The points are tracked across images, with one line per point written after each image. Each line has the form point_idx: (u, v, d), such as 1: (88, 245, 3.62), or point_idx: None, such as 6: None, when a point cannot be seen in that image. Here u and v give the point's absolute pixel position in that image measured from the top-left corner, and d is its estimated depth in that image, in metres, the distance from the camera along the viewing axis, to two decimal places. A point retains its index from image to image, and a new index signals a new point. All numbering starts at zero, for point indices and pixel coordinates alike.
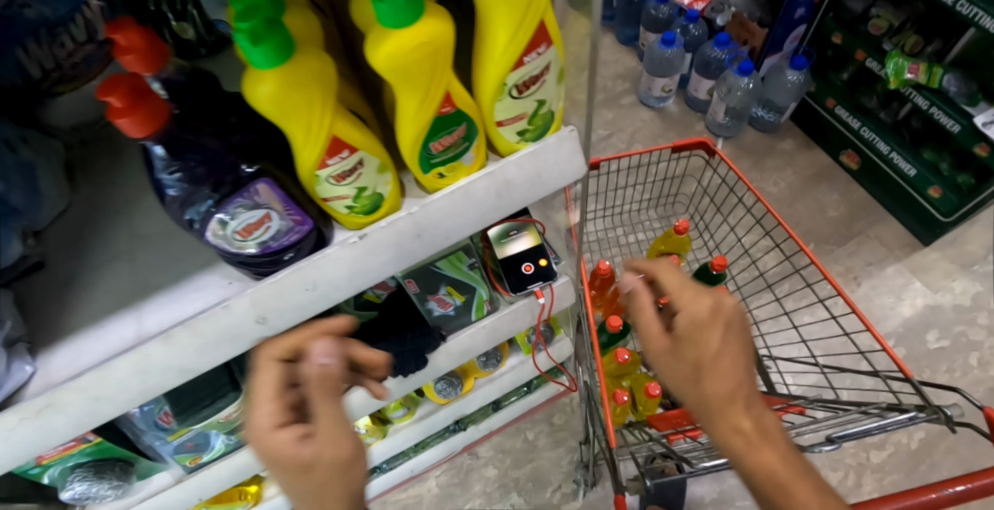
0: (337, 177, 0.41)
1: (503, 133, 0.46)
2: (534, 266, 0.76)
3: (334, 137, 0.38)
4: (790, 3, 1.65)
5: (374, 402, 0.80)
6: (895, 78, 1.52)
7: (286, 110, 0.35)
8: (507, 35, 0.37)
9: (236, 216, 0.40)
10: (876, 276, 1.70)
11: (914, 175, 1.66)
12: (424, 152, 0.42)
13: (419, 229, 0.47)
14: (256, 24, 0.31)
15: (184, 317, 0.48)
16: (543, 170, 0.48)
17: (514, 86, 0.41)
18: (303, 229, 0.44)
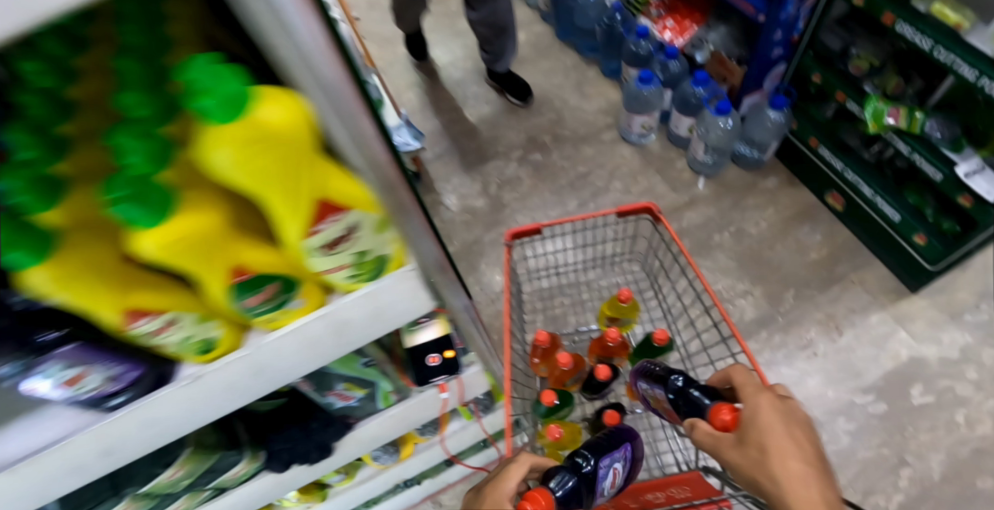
0: (148, 331, 0.42)
1: (332, 278, 0.45)
2: (440, 357, 0.75)
3: (128, 306, 0.39)
4: (765, 44, 1.61)
5: (284, 484, 0.80)
6: (875, 123, 1.47)
7: (68, 295, 0.36)
8: (289, 213, 0.36)
9: (53, 374, 0.41)
10: (858, 324, 1.64)
11: (899, 220, 1.59)
12: (237, 307, 0.42)
13: (254, 370, 0.47)
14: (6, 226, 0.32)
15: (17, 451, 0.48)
16: (384, 308, 0.48)
17: (320, 248, 0.40)
18: (129, 377, 0.45)
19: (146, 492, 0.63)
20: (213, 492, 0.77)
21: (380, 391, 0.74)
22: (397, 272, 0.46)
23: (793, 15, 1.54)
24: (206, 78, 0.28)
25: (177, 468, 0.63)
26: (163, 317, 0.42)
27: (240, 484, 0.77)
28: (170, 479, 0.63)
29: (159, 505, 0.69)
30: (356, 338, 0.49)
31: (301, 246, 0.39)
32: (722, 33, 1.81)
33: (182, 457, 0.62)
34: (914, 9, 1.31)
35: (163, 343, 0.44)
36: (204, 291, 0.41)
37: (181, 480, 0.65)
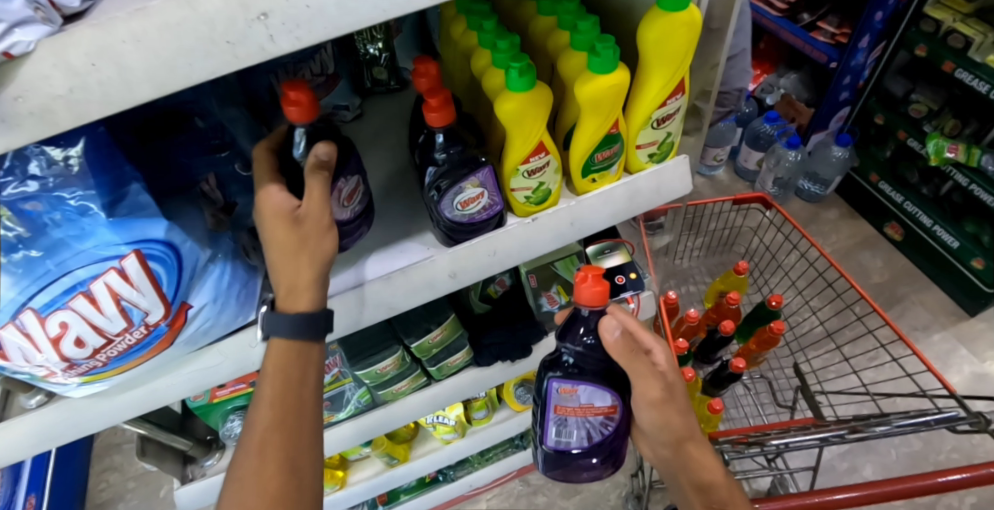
0: (530, 172, 0.59)
1: (639, 155, 0.64)
2: (625, 278, 0.91)
3: (539, 143, 0.57)
4: (835, 87, 1.85)
5: (481, 382, 0.94)
6: (937, 156, 1.68)
7: (520, 123, 0.54)
8: (661, 85, 0.57)
9: (463, 192, 0.57)
10: (923, 341, 1.76)
11: (957, 246, 1.77)
12: (589, 161, 0.61)
13: (572, 219, 0.65)
14: (525, 62, 0.51)
15: (393, 267, 0.64)
16: (663, 184, 0.67)
17: (656, 120, 0.60)
18: (495, 209, 0.61)
19: (415, 348, 0.78)
20: (426, 381, 0.92)
21: (578, 300, 0.91)
22: (676, 158, 0.67)
23: (861, 63, 1.79)
24: None
25: (441, 330, 0.78)
26: (543, 160, 0.59)
27: (450, 375, 0.91)
28: (431, 341, 0.79)
29: (403, 373, 0.84)
30: (638, 206, 0.67)
31: (649, 114, 0.59)
32: (793, 79, 2.06)
33: (447, 320, 0.79)
34: (971, 59, 1.54)
35: (525, 188, 0.61)
36: (575, 145, 0.59)
37: (434, 347, 0.80)
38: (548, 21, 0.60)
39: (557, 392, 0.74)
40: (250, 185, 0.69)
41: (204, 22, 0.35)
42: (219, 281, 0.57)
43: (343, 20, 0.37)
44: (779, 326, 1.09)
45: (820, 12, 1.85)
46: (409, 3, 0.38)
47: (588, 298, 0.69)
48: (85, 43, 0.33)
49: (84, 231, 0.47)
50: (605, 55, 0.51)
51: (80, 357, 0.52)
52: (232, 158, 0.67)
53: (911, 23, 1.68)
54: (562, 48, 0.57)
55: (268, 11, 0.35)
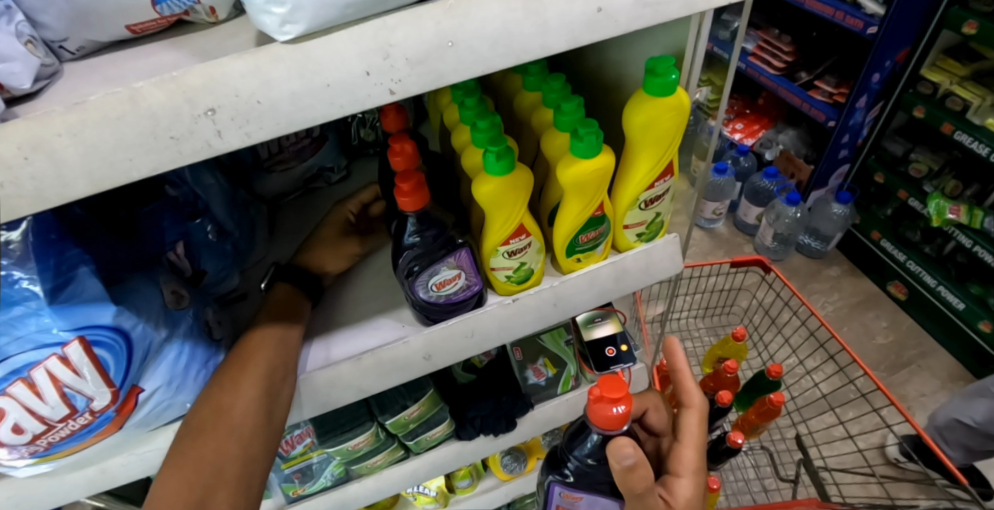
0: (511, 252, 0.56)
1: (626, 234, 0.62)
2: (616, 349, 0.88)
3: (520, 225, 0.54)
4: (834, 145, 1.85)
5: (462, 457, 0.88)
6: (938, 217, 1.66)
7: (499, 205, 0.51)
8: (648, 168, 0.54)
9: (439, 273, 0.54)
10: (931, 407, 1.69)
11: (963, 308, 1.72)
12: (573, 242, 0.58)
13: (555, 300, 0.61)
14: (502, 146, 0.48)
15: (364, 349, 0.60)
16: (652, 263, 0.63)
17: (644, 201, 0.58)
18: (473, 289, 0.58)
19: (391, 425, 0.74)
20: (403, 454, 0.87)
21: (566, 373, 0.86)
22: (666, 237, 0.64)
23: (860, 122, 1.80)
24: (664, 66, 0.48)
25: (418, 406, 0.74)
26: (524, 242, 0.56)
27: (428, 449, 0.86)
28: (407, 418, 0.74)
29: (378, 448, 0.79)
30: (627, 286, 0.64)
31: (638, 196, 0.57)
32: (792, 136, 2.07)
33: (425, 397, 0.74)
34: (970, 121, 1.54)
35: (506, 267, 0.58)
36: (559, 225, 0.57)
37: (411, 422, 0.76)
38: (534, 97, 0.58)
39: (558, 496, 0.64)
40: (224, 252, 0.66)
41: (147, 118, 0.32)
42: (175, 361, 0.53)
43: (298, 116, 0.34)
44: (776, 400, 1.03)
45: (817, 70, 1.86)
46: (371, 98, 0.35)
47: (601, 423, 0.56)
48: (17, 136, 0.31)
49: (22, 316, 0.44)
50: (588, 140, 0.49)
51: (17, 444, 0.48)
52: (205, 224, 0.64)
53: (908, 85, 1.69)
54: (547, 126, 0.55)
55: (216, 106, 0.32)
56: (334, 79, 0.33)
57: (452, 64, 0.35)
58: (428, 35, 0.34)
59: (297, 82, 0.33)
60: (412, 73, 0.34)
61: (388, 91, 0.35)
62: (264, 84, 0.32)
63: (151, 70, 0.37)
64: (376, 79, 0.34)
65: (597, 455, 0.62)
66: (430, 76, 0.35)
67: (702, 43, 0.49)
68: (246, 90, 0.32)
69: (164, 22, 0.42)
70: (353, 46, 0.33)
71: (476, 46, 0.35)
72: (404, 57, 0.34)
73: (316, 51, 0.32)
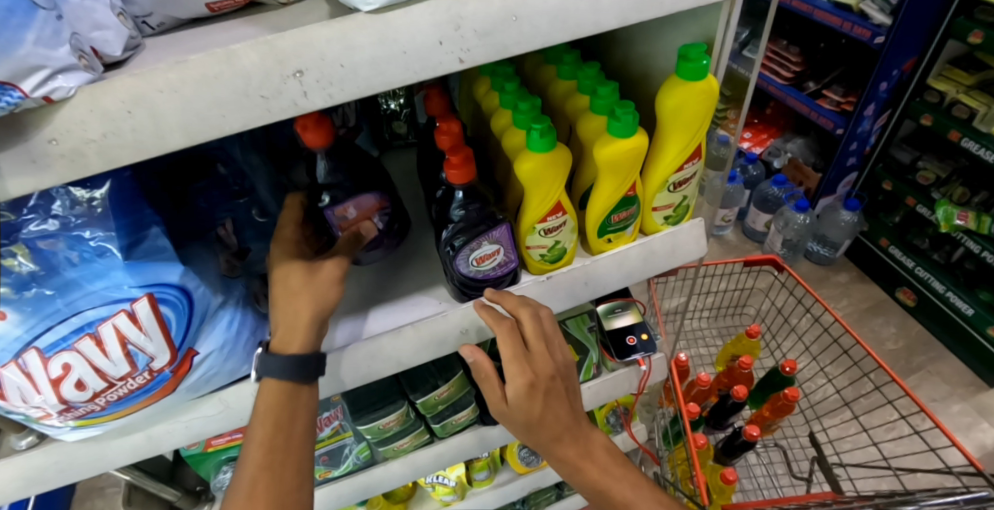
0: (547, 230, 0.59)
1: (654, 217, 0.65)
2: (636, 338, 0.90)
3: (556, 203, 0.57)
4: (843, 153, 1.88)
5: (486, 441, 0.90)
6: (946, 223, 1.69)
7: (539, 182, 0.54)
8: (677, 150, 0.58)
9: (480, 248, 0.57)
10: (941, 412, 1.70)
11: (972, 314, 1.74)
12: (605, 222, 0.61)
13: (586, 278, 0.64)
14: (545, 123, 0.51)
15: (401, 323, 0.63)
16: (677, 245, 0.66)
17: (672, 184, 0.61)
18: (510, 266, 0.61)
19: (421, 405, 0.76)
20: (427, 438, 0.88)
21: (587, 360, 0.89)
22: (690, 221, 0.67)
23: (868, 130, 1.83)
24: (696, 52, 0.51)
25: (448, 387, 0.76)
26: (560, 220, 0.59)
27: (452, 433, 0.88)
28: (437, 398, 0.76)
29: (406, 429, 0.81)
30: (654, 267, 0.67)
31: (667, 178, 0.60)
32: (799, 145, 2.09)
33: (455, 378, 0.76)
34: (977, 129, 1.57)
35: (541, 245, 0.61)
36: (592, 204, 0.60)
37: (440, 403, 0.78)
38: (567, 85, 0.62)
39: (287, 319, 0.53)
40: (266, 231, 0.69)
41: (240, 77, 0.35)
42: (228, 327, 0.56)
43: (375, 81, 0.38)
44: (792, 393, 1.05)
45: (825, 80, 1.91)
46: (441, 66, 0.38)
47: None
48: (122, 92, 0.34)
49: (97, 273, 0.47)
50: (625, 120, 0.52)
51: (78, 401, 0.50)
52: (250, 204, 0.67)
53: (915, 94, 1.73)
54: (582, 111, 0.59)
55: (304, 68, 0.36)
56: (410, 47, 0.37)
57: (514, 38, 0.39)
58: (496, 8, 0.37)
59: (377, 48, 0.36)
60: (480, 43, 0.38)
61: (458, 60, 0.38)
62: (348, 49, 0.36)
63: (233, 41, 0.41)
64: (448, 48, 0.37)
65: (527, 337, 0.59)
66: (495, 47, 0.39)
67: (731, 33, 0.53)
68: (332, 54, 0.36)
69: (239, 2, 0.45)
70: (429, 16, 0.36)
71: (537, 21, 0.38)
72: (475, 26, 0.37)
73: (397, 20, 0.36)
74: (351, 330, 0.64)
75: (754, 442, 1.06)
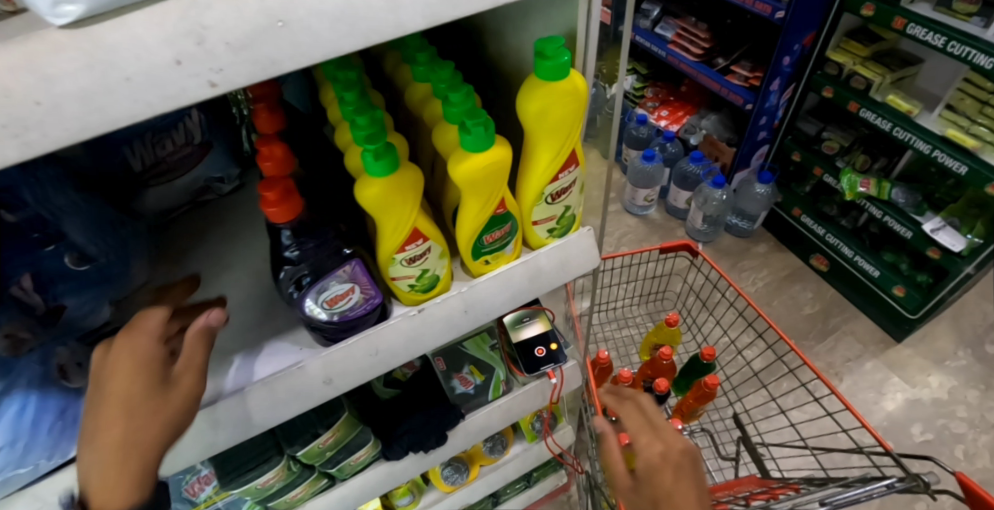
0: (409, 260, 0.52)
1: (537, 230, 0.58)
2: (546, 349, 0.85)
3: (414, 229, 0.49)
4: (753, 128, 1.91)
5: (393, 478, 0.83)
6: (851, 191, 1.74)
7: (385, 209, 0.46)
8: (550, 158, 0.50)
9: (328, 289, 0.49)
10: (856, 371, 1.79)
11: (878, 275, 1.82)
12: (478, 244, 0.54)
13: (465, 306, 0.57)
14: (381, 142, 0.43)
15: (255, 379, 0.54)
16: (567, 260, 0.60)
17: (550, 195, 0.54)
18: (374, 302, 0.53)
19: (302, 456, 0.68)
20: (327, 482, 0.80)
21: (494, 378, 0.83)
22: (578, 231, 0.60)
23: (775, 104, 1.87)
24: (553, 48, 0.44)
25: (331, 433, 0.68)
26: (422, 247, 0.52)
27: (355, 473, 0.80)
28: (321, 446, 0.68)
29: (293, 481, 0.72)
30: (543, 286, 0.60)
31: (542, 189, 0.53)
32: (713, 120, 2.12)
33: (338, 422, 0.68)
34: (873, 99, 1.64)
35: (406, 275, 0.53)
36: (459, 226, 0.52)
37: (326, 450, 0.69)
38: (424, 88, 0.53)
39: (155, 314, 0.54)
40: (91, 282, 0.57)
41: None
42: (19, 416, 0.51)
43: (95, 119, 0.30)
44: (713, 382, 1.05)
45: (733, 56, 1.92)
46: (186, 91, 0.31)
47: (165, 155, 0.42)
48: None
49: None
50: (475, 133, 0.44)
51: None
52: (60, 251, 0.54)
53: (816, 66, 1.76)
54: (438, 119, 0.51)
55: None
56: (137, 69, 0.29)
57: (282, 47, 0.32)
58: (251, 13, 0.30)
59: (80, 77, 0.28)
60: (238, 57, 0.31)
61: (207, 84, 0.31)
62: (42, 84, 0.28)
63: None
64: (191, 69, 0.30)
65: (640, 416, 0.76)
66: (258, 61, 0.32)
67: (593, 21, 0.46)
68: (18, 88, 0.27)
69: None
70: (156, 29, 0.29)
71: (311, 27, 0.32)
72: (233, 21, 0.30)
73: (107, 42, 0.28)
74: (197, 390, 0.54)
75: (678, 436, 1.04)
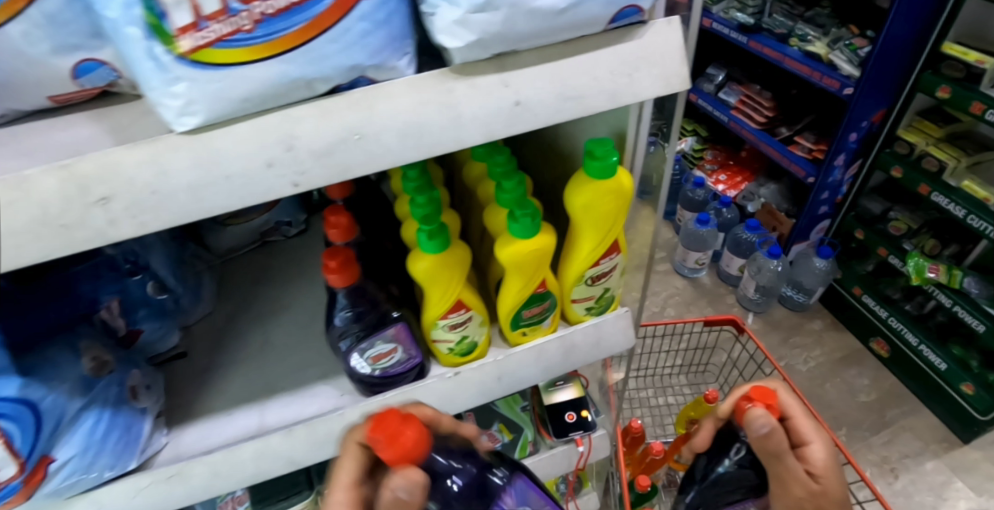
0: (450, 326, 0.55)
1: (575, 308, 0.60)
2: (576, 415, 0.85)
3: (458, 300, 0.53)
4: (815, 201, 1.86)
5: None
6: (918, 275, 1.65)
7: (434, 281, 0.50)
8: (591, 246, 0.54)
9: (372, 347, 0.53)
10: (914, 470, 1.65)
11: (945, 369, 1.69)
12: (517, 316, 0.56)
13: (499, 374, 0.59)
14: (435, 225, 0.47)
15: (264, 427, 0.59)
16: (603, 338, 0.62)
17: (589, 278, 0.56)
18: (413, 362, 0.56)
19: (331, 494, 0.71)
20: None
21: (522, 439, 0.84)
22: (616, 311, 0.62)
23: (838, 179, 1.82)
24: (603, 150, 0.47)
25: None
26: (464, 316, 0.55)
27: None
28: None
29: None
30: (577, 361, 0.62)
31: (583, 272, 0.56)
32: (772, 190, 2.10)
33: None
34: (946, 183, 1.56)
35: (446, 340, 0.56)
36: (501, 297, 0.55)
37: None
38: (479, 168, 0.58)
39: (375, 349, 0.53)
40: (162, 310, 0.66)
41: (38, 205, 0.31)
42: (93, 430, 0.51)
43: (203, 193, 0.35)
44: None
45: (797, 127, 1.90)
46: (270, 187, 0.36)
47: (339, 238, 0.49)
48: None
49: None
50: (522, 222, 0.48)
51: None
52: (144, 280, 0.64)
53: (885, 144, 1.71)
54: (489, 199, 0.55)
55: (110, 196, 0.33)
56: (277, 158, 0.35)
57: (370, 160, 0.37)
58: (334, 129, 0.36)
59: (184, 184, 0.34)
60: (324, 141, 0.36)
61: (291, 185, 0.37)
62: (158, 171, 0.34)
63: (65, 149, 0.37)
64: (279, 170, 0.36)
65: None
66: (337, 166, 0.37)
67: (641, 128, 0.51)
68: (144, 182, 0.33)
69: (86, 94, 0.41)
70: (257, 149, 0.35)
71: (382, 138, 0.37)
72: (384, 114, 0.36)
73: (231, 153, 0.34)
74: (243, 423, 0.60)
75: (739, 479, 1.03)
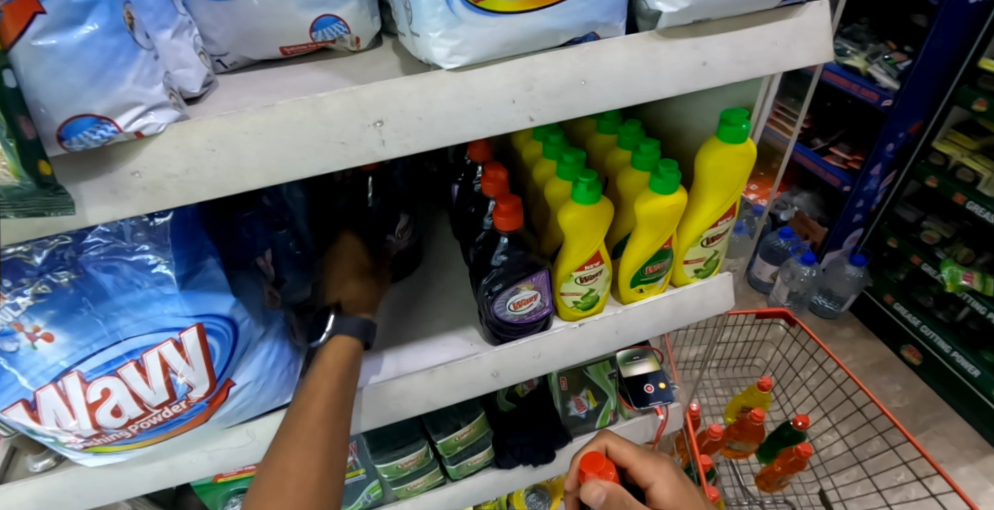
0: (583, 278, 0.60)
1: (685, 270, 0.66)
2: (654, 387, 0.90)
3: (595, 253, 0.59)
4: (850, 209, 1.93)
5: (497, 487, 0.89)
6: (952, 283, 1.69)
7: (578, 232, 0.56)
8: (713, 209, 0.59)
9: (517, 293, 0.58)
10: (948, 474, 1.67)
11: (978, 375, 1.73)
12: (639, 273, 0.62)
13: (617, 327, 0.65)
14: (591, 178, 0.54)
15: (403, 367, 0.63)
16: (707, 299, 0.68)
17: (706, 239, 0.62)
18: (543, 312, 0.61)
19: (441, 445, 0.79)
20: (441, 479, 0.86)
21: (605, 408, 0.88)
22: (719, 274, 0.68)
23: (873, 189, 1.88)
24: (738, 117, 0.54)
25: (468, 428, 0.79)
26: (596, 269, 0.60)
27: (467, 476, 0.86)
28: (458, 439, 0.79)
29: (422, 470, 0.81)
30: (685, 318, 0.68)
31: (701, 233, 0.62)
32: (805, 199, 2.15)
33: (477, 419, 0.79)
34: (981, 193, 1.60)
35: (575, 292, 0.61)
36: (626, 256, 0.61)
37: (459, 445, 0.80)
38: (606, 139, 0.65)
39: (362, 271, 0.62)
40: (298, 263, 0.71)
41: (324, 124, 0.40)
42: (266, 358, 0.57)
43: (434, 124, 0.41)
44: (805, 450, 1.04)
45: (832, 138, 1.98)
46: (492, 109, 0.42)
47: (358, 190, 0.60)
48: (210, 131, 0.38)
49: (144, 299, 0.48)
50: (667, 177, 0.54)
51: (112, 428, 0.49)
52: (288, 236, 0.68)
53: (920, 155, 1.78)
54: (622, 166, 0.61)
55: (384, 119, 0.41)
56: (481, 108, 0.42)
57: (582, 103, 0.44)
58: (566, 76, 0.42)
59: (428, 119, 0.41)
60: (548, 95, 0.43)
61: (527, 118, 0.43)
62: (405, 99, 0.41)
63: (309, 87, 0.43)
64: (520, 106, 0.42)
65: None
66: (557, 110, 0.44)
67: (769, 98, 0.56)
68: (412, 108, 0.41)
69: (311, 48, 0.47)
70: (484, 88, 0.41)
71: (599, 92, 0.44)
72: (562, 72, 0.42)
73: (467, 92, 0.41)
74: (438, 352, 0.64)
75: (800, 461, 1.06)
